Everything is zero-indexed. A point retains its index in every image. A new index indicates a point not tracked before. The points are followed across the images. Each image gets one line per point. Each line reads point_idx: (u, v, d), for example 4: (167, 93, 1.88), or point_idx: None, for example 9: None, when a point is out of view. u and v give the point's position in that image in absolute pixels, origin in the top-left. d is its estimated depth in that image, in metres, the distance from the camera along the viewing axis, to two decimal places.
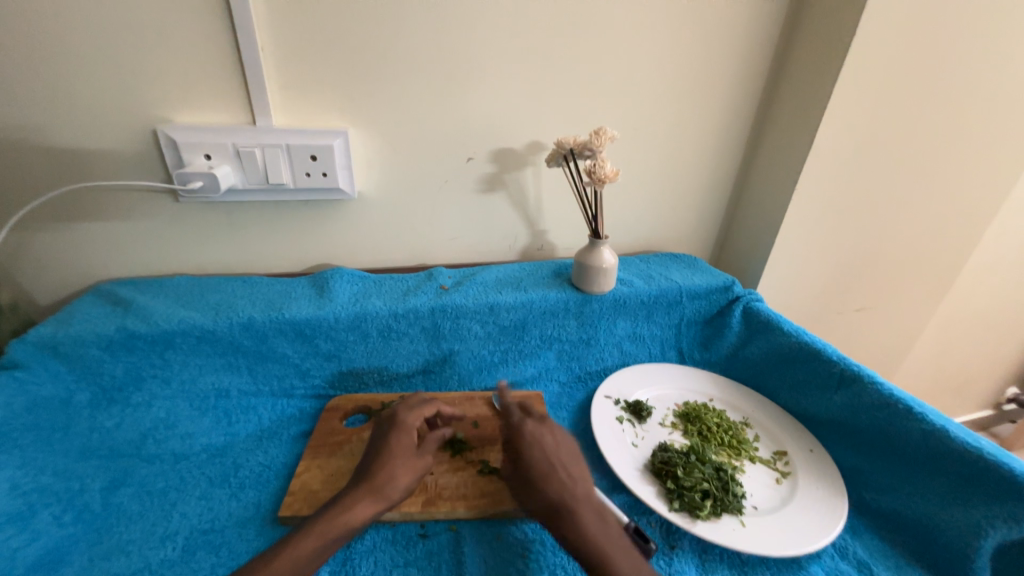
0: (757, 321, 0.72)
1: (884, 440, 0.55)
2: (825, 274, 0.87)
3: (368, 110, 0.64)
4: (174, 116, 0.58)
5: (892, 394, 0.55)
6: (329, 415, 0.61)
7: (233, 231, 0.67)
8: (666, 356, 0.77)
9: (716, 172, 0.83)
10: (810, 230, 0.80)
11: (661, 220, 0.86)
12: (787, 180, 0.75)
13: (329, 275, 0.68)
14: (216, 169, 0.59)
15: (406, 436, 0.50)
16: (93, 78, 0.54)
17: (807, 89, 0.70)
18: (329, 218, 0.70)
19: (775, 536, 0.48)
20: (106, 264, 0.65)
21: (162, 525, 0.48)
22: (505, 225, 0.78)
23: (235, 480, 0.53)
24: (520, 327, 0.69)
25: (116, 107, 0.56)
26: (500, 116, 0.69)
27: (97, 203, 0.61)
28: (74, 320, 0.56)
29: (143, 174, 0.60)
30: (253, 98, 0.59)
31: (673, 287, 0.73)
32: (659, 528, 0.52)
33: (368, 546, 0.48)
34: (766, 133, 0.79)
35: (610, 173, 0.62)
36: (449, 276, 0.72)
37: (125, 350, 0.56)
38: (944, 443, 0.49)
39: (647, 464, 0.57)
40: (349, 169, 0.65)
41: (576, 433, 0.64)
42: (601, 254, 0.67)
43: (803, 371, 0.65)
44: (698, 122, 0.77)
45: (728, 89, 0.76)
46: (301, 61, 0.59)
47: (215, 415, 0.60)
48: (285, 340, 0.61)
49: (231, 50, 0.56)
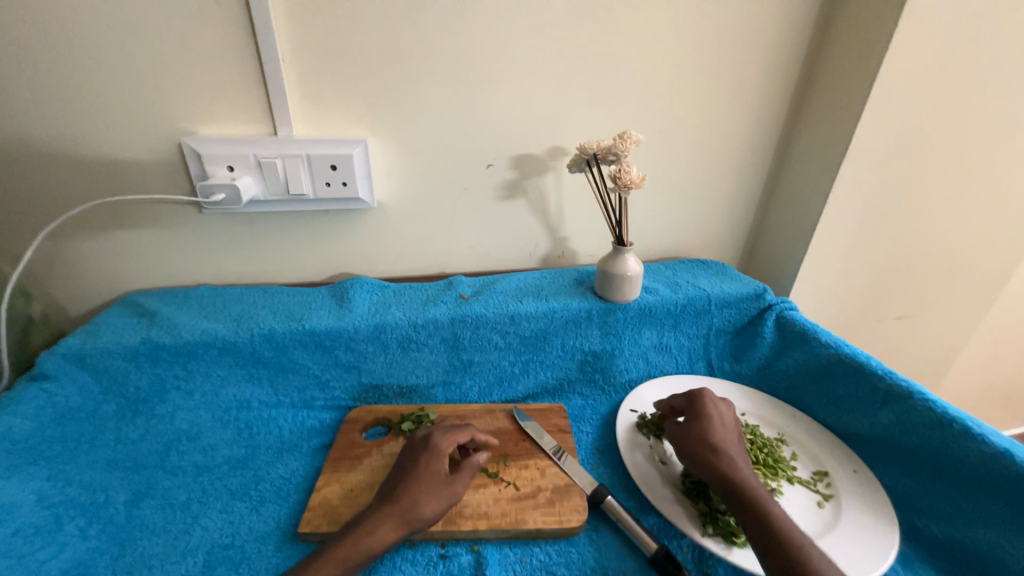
0: (792, 331, 0.68)
1: (937, 463, 0.51)
2: (864, 280, 0.82)
3: (387, 118, 0.63)
4: (198, 129, 0.59)
5: (946, 412, 0.51)
6: (349, 427, 0.60)
7: (256, 241, 0.67)
8: (694, 367, 0.74)
9: (744, 175, 0.79)
10: (848, 235, 0.76)
11: (687, 226, 0.83)
12: (822, 182, 0.71)
13: (349, 285, 0.67)
14: (238, 180, 0.59)
15: (440, 462, 0.48)
16: (121, 93, 0.56)
17: (844, 87, 0.67)
18: (348, 227, 0.69)
19: None
20: (134, 275, 0.66)
21: (184, 538, 0.47)
22: (526, 233, 0.76)
23: (256, 493, 0.53)
24: (541, 338, 0.67)
25: (143, 120, 0.57)
26: (521, 122, 0.68)
27: (125, 216, 0.62)
28: (102, 331, 0.57)
29: (169, 186, 0.61)
30: (274, 109, 0.59)
31: (701, 296, 0.70)
32: (691, 553, 0.49)
33: (388, 567, 0.46)
34: (798, 133, 0.75)
35: (635, 178, 0.60)
36: (469, 284, 0.71)
37: (150, 361, 0.57)
38: (1006, 467, 0.45)
39: (677, 484, 0.54)
40: (368, 178, 0.65)
41: (600, 447, 0.62)
42: (625, 262, 0.65)
43: (844, 385, 0.61)
44: (725, 124, 0.74)
45: (758, 89, 0.72)
46: (321, 71, 0.59)
47: (237, 427, 0.60)
48: (305, 351, 0.61)
49: (253, 63, 0.57)
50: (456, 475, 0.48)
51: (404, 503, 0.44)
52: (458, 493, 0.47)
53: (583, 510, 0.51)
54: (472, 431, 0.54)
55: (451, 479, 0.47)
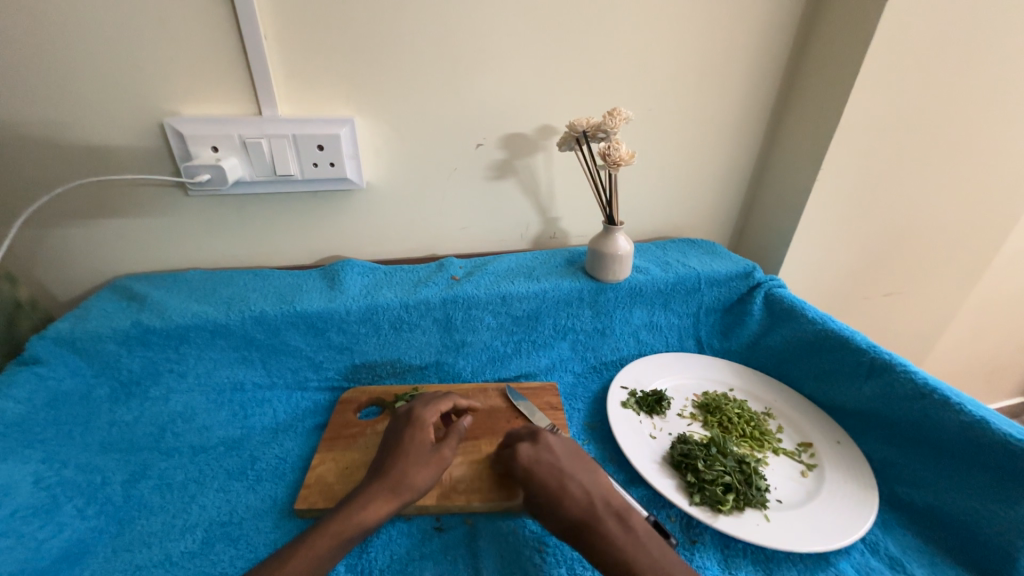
0: (780, 308, 0.69)
1: (917, 432, 0.52)
2: (853, 258, 0.83)
3: (373, 96, 0.62)
4: (179, 109, 0.58)
5: (927, 383, 0.52)
6: (343, 407, 0.61)
7: (244, 224, 0.67)
8: (684, 345, 0.75)
9: (735, 152, 0.79)
10: (837, 212, 0.76)
11: (678, 205, 0.83)
12: (812, 159, 0.71)
13: (339, 267, 0.67)
14: (222, 161, 0.59)
15: (426, 432, 0.50)
16: (97, 72, 0.54)
17: (835, 62, 0.66)
18: (337, 209, 0.69)
19: (802, 532, 0.46)
20: (121, 260, 0.65)
21: (182, 517, 0.48)
22: (516, 213, 0.76)
23: (252, 472, 0.53)
24: (533, 318, 0.67)
25: (121, 100, 0.56)
26: (510, 100, 0.67)
27: (108, 199, 0.61)
28: (91, 315, 0.57)
29: (152, 169, 0.60)
30: (257, 88, 0.57)
31: (691, 274, 0.70)
32: (679, 522, 0.50)
33: (384, 540, 0.48)
34: (789, 110, 0.75)
35: (625, 156, 0.59)
36: (460, 265, 0.71)
37: (141, 344, 0.56)
38: (984, 436, 0.46)
39: (666, 456, 0.55)
40: (356, 158, 0.64)
41: (592, 424, 0.63)
42: (616, 241, 0.65)
43: (830, 360, 0.62)
44: (716, 101, 0.74)
45: (750, 65, 0.72)
46: (303, 47, 0.57)
47: (231, 408, 0.60)
48: (297, 333, 0.61)
49: (233, 39, 0.55)
50: (442, 442, 0.49)
51: (394, 475, 0.46)
52: (446, 457, 0.48)
53: None
54: (453, 398, 0.55)
55: (438, 445, 0.49)
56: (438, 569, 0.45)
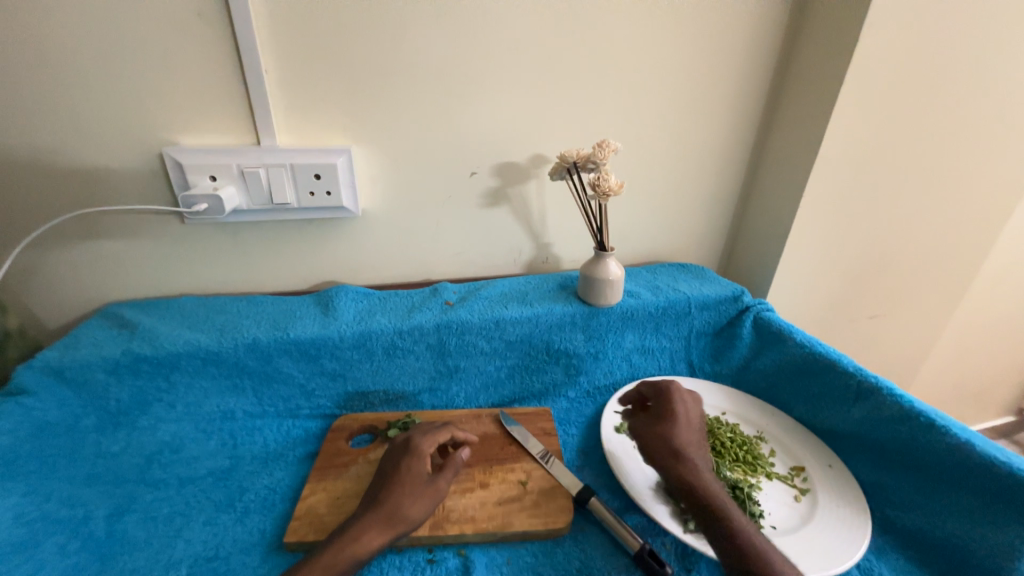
0: (768, 332, 0.70)
1: (905, 455, 0.53)
2: (837, 282, 0.85)
3: (370, 127, 0.64)
4: (179, 140, 0.59)
5: (912, 406, 0.53)
6: (335, 435, 0.60)
7: (240, 251, 0.67)
8: (676, 368, 0.75)
9: (720, 181, 0.82)
10: (820, 238, 0.78)
11: (667, 230, 0.85)
12: (793, 188, 0.74)
13: (334, 293, 0.67)
14: (220, 190, 0.59)
15: (422, 462, 0.49)
16: (101, 104, 0.55)
17: (811, 98, 0.70)
18: (333, 236, 0.70)
19: (797, 560, 0.46)
20: (114, 286, 0.65)
21: (167, 552, 0.47)
22: (510, 239, 0.78)
23: (240, 504, 0.52)
24: (526, 343, 0.68)
25: (124, 131, 0.57)
26: (504, 131, 0.69)
27: (104, 226, 0.62)
28: (81, 343, 0.56)
29: (151, 197, 0.61)
30: (257, 120, 0.59)
31: (681, 298, 0.72)
32: (673, 550, 0.50)
33: (375, 573, 0.47)
34: (771, 141, 0.78)
35: (614, 186, 0.61)
36: (454, 291, 0.72)
37: (131, 372, 0.56)
38: (970, 459, 0.47)
39: (660, 482, 0.55)
40: (353, 186, 0.66)
41: (586, 449, 0.63)
42: (607, 266, 0.66)
43: (819, 383, 0.63)
44: (701, 132, 0.77)
45: (731, 99, 0.75)
46: (303, 81, 0.60)
47: (220, 437, 0.59)
48: (290, 360, 0.60)
49: (236, 74, 0.57)
50: (438, 474, 0.49)
51: (388, 506, 0.45)
52: (441, 490, 0.48)
53: (568, 511, 0.52)
54: (451, 429, 0.55)
55: (434, 477, 0.48)
56: None
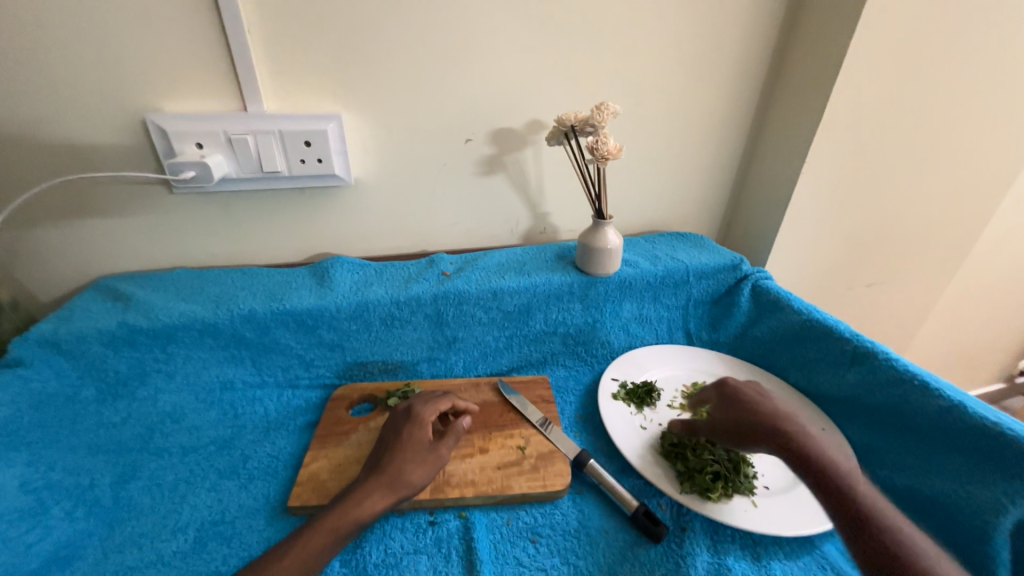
0: (766, 299, 0.70)
1: (898, 418, 0.54)
2: (836, 250, 0.85)
3: (360, 92, 0.62)
4: (161, 106, 0.57)
5: (907, 370, 0.53)
6: (335, 404, 0.61)
7: (231, 222, 0.66)
8: (673, 337, 0.76)
9: (722, 147, 0.80)
10: (821, 205, 0.77)
11: (666, 199, 0.84)
12: (796, 153, 0.72)
13: (329, 264, 0.67)
14: (207, 158, 0.58)
15: (424, 429, 0.50)
16: (75, 67, 0.53)
17: (818, 58, 0.67)
18: (326, 206, 0.68)
19: (788, 517, 0.48)
20: (105, 259, 0.64)
21: (173, 517, 0.48)
22: (506, 209, 0.76)
23: (244, 471, 0.53)
24: (524, 313, 0.68)
25: (102, 97, 0.55)
26: (498, 95, 0.67)
27: (90, 197, 0.60)
28: (75, 316, 0.56)
29: (136, 166, 0.59)
30: (242, 83, 0.57)
31: (680, 267, 0.71)
32: (669, 510, 0.51)
33: (378, 534, 0.48)
34: (774, 104, 0.76)
35: (613, 150, 0.60)
36: (451, 261, 0.71)
37: (128, 344, 0.56)
38: (961, 419, 0.48)
39: (656, 446, 0.56)
40: (344, 154, 0.64)
41: (583, 416, 0.64)
42: (605, 235, 0.65)
43: (815, 349, 0.64)
44: (703, 95, 0.74)
45: (735, 60, 0.72)
46: (288, 41, 0.57)
47: (221, 408, 0.60)
48: (287, 331, 0.60)
49: (217, 35, 0.54)
50: (439, 441, 0.49)
51: (391, 471, 0.46)
52: (442, 457, 0.49)
53: (566, 474, 0.53)
54: (452, 398, 0.55)
55: (436, 444, 0.49)
56: (432, 563, 0.46)
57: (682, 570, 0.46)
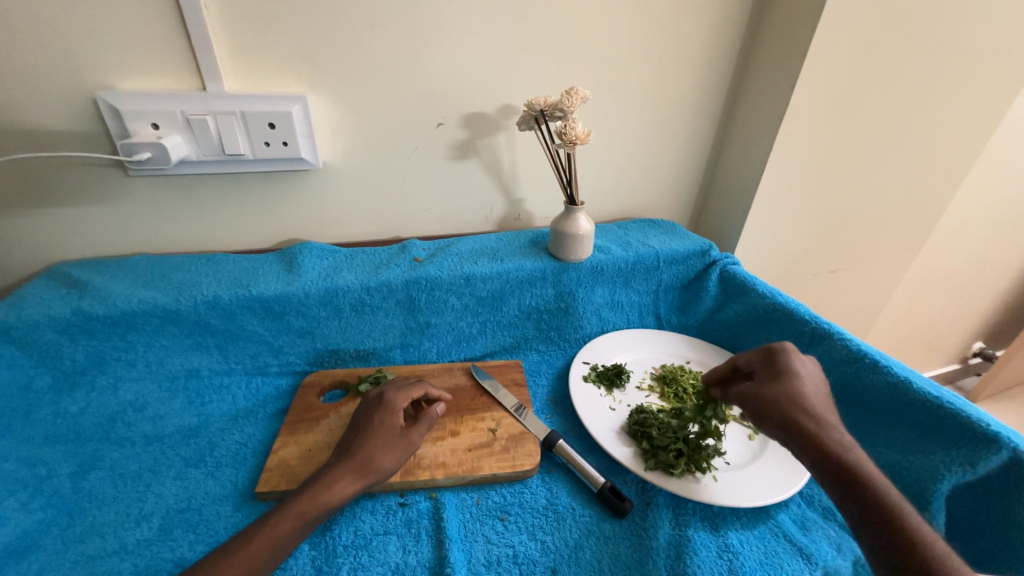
0: (733, 284, 0.72)
1: (850, 394, 0.56)
2: (802, 236, 0.88)
3: (327, 73, 0.60)
4: (113, 84, 0.54)
5: (859, 349, 0.56)
6: (305, 391, 0.61)
7: (194, 207, 0.64)
8: (644, 321, 0.77)
9: (693, 134, 0.81)
10: (788, 192, 0.79)
11: (639, 186, 0.85)
12: (764, 141, 0.74)
13: (297, 250, 0.65)
14: (164, 139, 0.55)
15: (396, 416, 0.50)
16: (14, 40, 0.49)
17: (784, 46, 0.68)
18: (294, 191, 0.67)
19: (746, 490, 0.50)
20: (59, 245, 0.61)
21: (137, 506, 0.47)
22: (480, 195, 0.76)
23: (211, 459, 0.53)
24: (497, 298, 0.68)
25: (47, 74, 0.52)
26: (471, 79, 0.66)
27: (39, 180, 0.57)
28: (26, 303, 0.53)
29: (86, 147, 0.56)
30: (200, 61, 0.55)
31: (651, 253, 0.72)
32: (634, 486, 0.53)
33: (348, 517, 0.48)
34: (743, 93, 0.77)
35: (582, 135, 0.60)
36: (423, 247, 0.71)
37: (84, 333, 0.54)
38: (908, 394, 0.51)
39: (624, 426, 0.58)
40: (311, 137, 0.62)
41: (554, 398, 0.65)
42: (577, 221, 0.66)
43: (777, 331, 0.66)
44: (674, 83, 0.75)
45: (706, 48, 0.73)
46: (247, 19, 0.55)
47: (187, 396, 0.59)
48: (254, 318, 0.59)
49: (170, 8, 0.52)
50: (411, 428, 0.49)
51: (362, 457, 0.46)
52: (415, 443, 0.49)
53: (535, 455, 0.54)
54: (425, 386, 0.56)
55: (408, 431, 0.49)
56: (402, 543, 0.46)
57: (645, 542, 0.47)
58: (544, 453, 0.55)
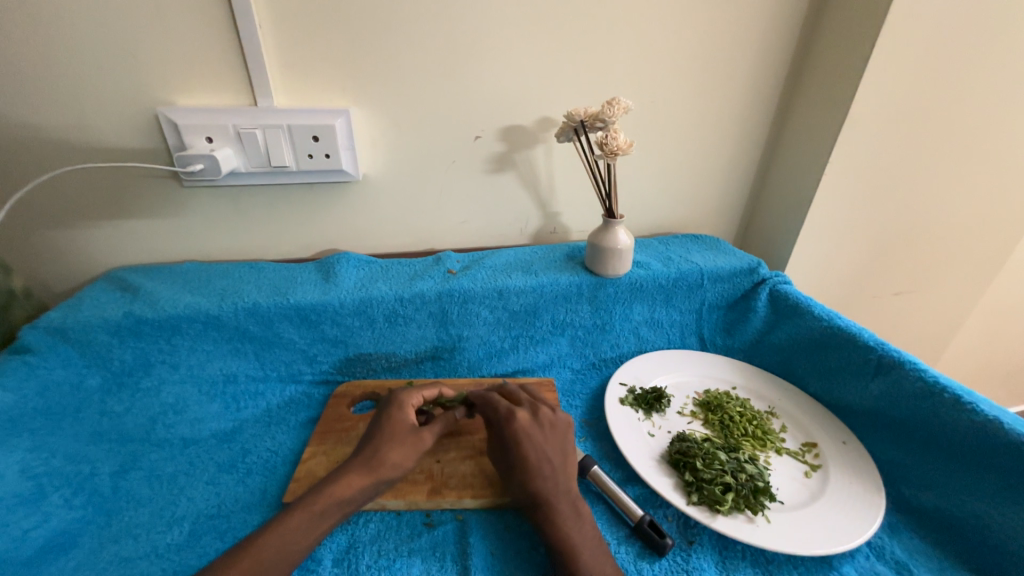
0: (785, 305, 0.67)
1: (928, 433, 0.50)
2: (862, 255, 0.81)
3: (370, 88, 0.62)
4: (173, 100, 0.57)
5: (937, 382, 0.50)
6: (336, 401, 0.61)
7: (240, 217, 0.66)
8: (686, 342, 0.73)
9: (740, 147, 0.77)
10: (846, 208, 0.74)
11: (681, 200, 0.81)
12: (819, 154, 0.69)
13: (335, 260, 0.66)
14: (216, 151, 0.58)
15: (406, 415, 0.49)
16: (91, 61, 0.54)
17: (843, 52, 0.64)
18: (334, 202, 0.68)
19: (804, 535, 0.45)
20: (118, 251, 0.65)
21: (170, 509, 0.48)
22: (515, 208, 0.75)
23: (242, 465, 0.53)
24: (531, 313, 0.66)
25: (116, 91, 0.56)
26: (510, 92, 0.66)
27: (103, 190, 0.61)
28: (84, 305, 0.56)
29: (147, 159, 0.60)
30: (253, 77, 0.57)
31: (694, 270, 0.69)
32: (675, 522, 0.49)
33: (371, 535, 0.47)
34: (796, 102, 0.73)
35: (623, 146, 0.58)
36: (457, 259, 0.70)
37: (133, 335, 0.56)
38: (999, 438, 0.44)
39: (664, 455, 0.54)
40: (352, 149, 0.63)
41: (589, 421, 0.62)
42: (616, 235, 0.63)
43: (837, 359, 0.60)
44: (720, 94, 0.72)
45: (755, 57, 0.70)
46: (298, 37, 0.57)
47: (224, 401, 0.60)
48: (290, 326, 0.60)
49: (228, 29, 0.55)
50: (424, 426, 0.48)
51: (370, 451, 0.45)
52: (425, 440, 0.47)
53: None
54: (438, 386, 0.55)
55: (419, 428, 0.48)
56: (426, 566, 0.44)
57: None
58: (578, 480, 0.52)
